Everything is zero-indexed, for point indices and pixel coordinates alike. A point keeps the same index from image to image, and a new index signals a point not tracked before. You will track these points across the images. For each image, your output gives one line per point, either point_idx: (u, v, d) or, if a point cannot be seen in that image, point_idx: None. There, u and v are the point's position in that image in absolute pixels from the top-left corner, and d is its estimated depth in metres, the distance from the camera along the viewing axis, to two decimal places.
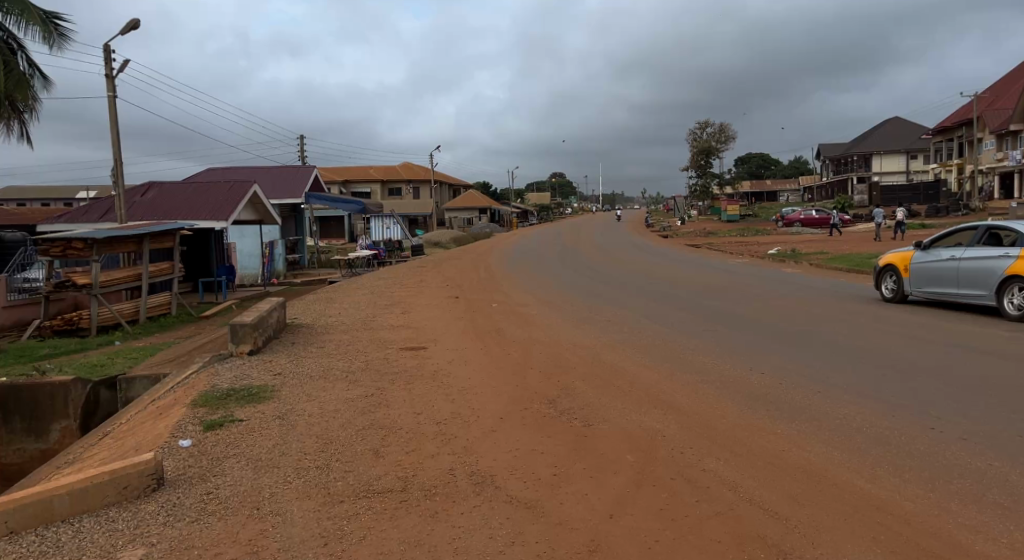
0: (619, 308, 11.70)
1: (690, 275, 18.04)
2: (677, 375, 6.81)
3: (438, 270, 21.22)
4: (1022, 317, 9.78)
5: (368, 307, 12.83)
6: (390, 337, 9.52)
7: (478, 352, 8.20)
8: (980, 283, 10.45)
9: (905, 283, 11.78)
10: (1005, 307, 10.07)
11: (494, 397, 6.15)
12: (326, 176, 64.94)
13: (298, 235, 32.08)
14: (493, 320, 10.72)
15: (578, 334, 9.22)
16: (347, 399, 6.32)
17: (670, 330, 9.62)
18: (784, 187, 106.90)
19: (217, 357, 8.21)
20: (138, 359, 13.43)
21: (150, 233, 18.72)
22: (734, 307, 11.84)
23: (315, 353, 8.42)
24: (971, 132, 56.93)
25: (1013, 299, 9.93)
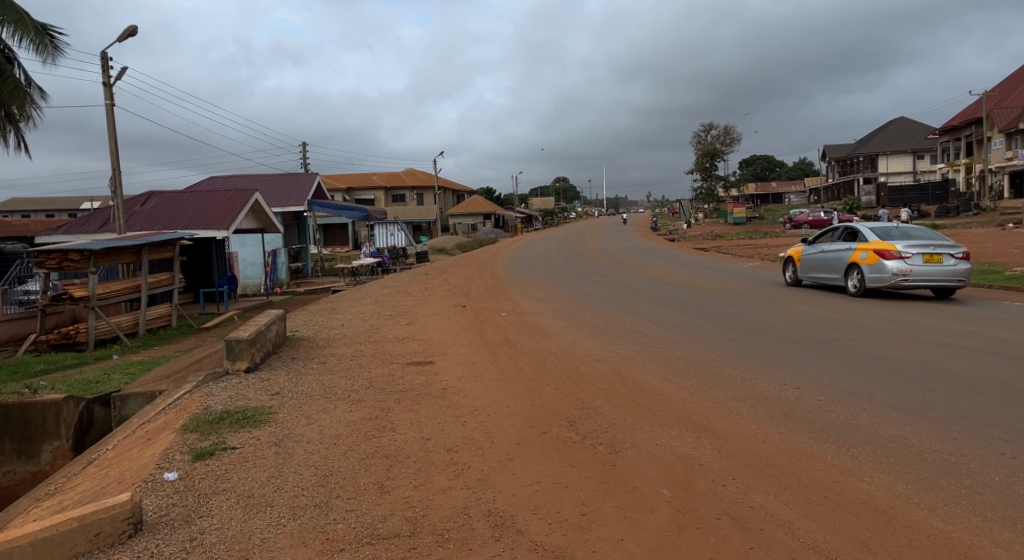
0: (633, 316, 11.20)
1: (703, 280, 17.53)
2: (705, 391, 6.31)
3: (443, 277, 20.73)
4: (858, 292, 13.43)
5: (372, 318, 12.37)
6: (395, 350, 9.05)
7: (488, 366, 7.71)
8: (836, 269, 14.15)
9: (797, 271, 15.49)
10: (851, 285, 13.69)
11: (508, 419, 5.65)
12: (330, 184, 64.76)
13: (302, 244, 31.66)
14: (502, 330, 10.25)
15: (593, 346, 8.72)
16: (349, 422, 5.82)
17: (689, 339, 9.12)
18: (790, 189, 106.32)
19: (213, 375, 7.73)
20: (135, 374, 12.99)
21: (149, 243, 18.32)
22: (753, 314, 11.32)
23: (316, 370, 7.95)
24: (979, 131, 56.30)
25: (854, 279, 13.55)
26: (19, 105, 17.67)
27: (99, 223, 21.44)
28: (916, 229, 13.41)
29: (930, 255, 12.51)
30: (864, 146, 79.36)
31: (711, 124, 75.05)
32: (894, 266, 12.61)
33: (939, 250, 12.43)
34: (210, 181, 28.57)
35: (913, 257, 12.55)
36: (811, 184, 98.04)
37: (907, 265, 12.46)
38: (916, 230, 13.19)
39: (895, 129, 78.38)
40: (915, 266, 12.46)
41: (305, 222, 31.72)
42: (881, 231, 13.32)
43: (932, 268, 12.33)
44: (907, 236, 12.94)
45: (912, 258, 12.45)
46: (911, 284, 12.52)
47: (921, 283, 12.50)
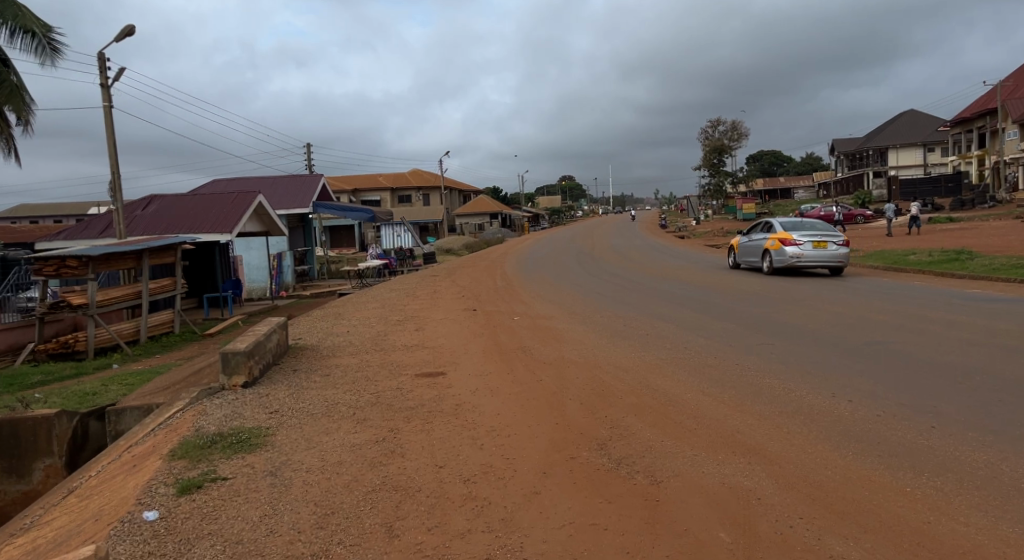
0: (654, 319, 10.62)
1: (721, 278, 16.90)
2: (746, 406, 5.70)
3: (452, 278, 20.14)
4: (770, 271, 17.64)
5: (379, 324, 11.80)
6: (404, 360, 8.47)
7: (505, 377, 7.15)
8: (757, 254, 18.40)
9: (734, 258, 19.84)
10: (767, 266, 17.90)
11: (530, 441, 5.06)
12: (336, 186, 64.30)
13: (307, 246, 31.14)
14: (516, 336, 9.68)
15: (615, 353, 8.12)
16: (353, 446, 5.23)
17: (716, 343, 8.54)
18: (799, 184, 105.27)
19: (207, 391, 7.16)
20: (133, 385, 12.46)
21: (149, 248, 17.82)
22: (781, 314, 10.70)
23: (318, 384, 7.37)
24: (992, 122, 55.23)
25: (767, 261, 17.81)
26: (16, 107, 17.20)
27: (100, 229, 20.97)
28: (813, 224, 17.72)
29: (818, 243, 16.83)
30: (873, 139, 78.41)
31: (719, 119, 74.24)
32: (792, 251, 16.87)
33: (826, 238, 16.71)
34: (213, 183, 28.07)
35: (806, 244, 16.85)
36: (820, 179, 97.02)
37: (801, 249, 16.72)
38: (812, 223, 17.48)
39: (905, 122, 77.31)
40: (808, 250, 16.70)
41: (310, 224, 31.20)
42: (790, 224, 17.55)
43: (820, 252, 16.55)
44: (802, 228, 17.27)
45: (805, 245, 16.74)
46: (805, 263, 16.77)
47: (812, 262, 16.72)
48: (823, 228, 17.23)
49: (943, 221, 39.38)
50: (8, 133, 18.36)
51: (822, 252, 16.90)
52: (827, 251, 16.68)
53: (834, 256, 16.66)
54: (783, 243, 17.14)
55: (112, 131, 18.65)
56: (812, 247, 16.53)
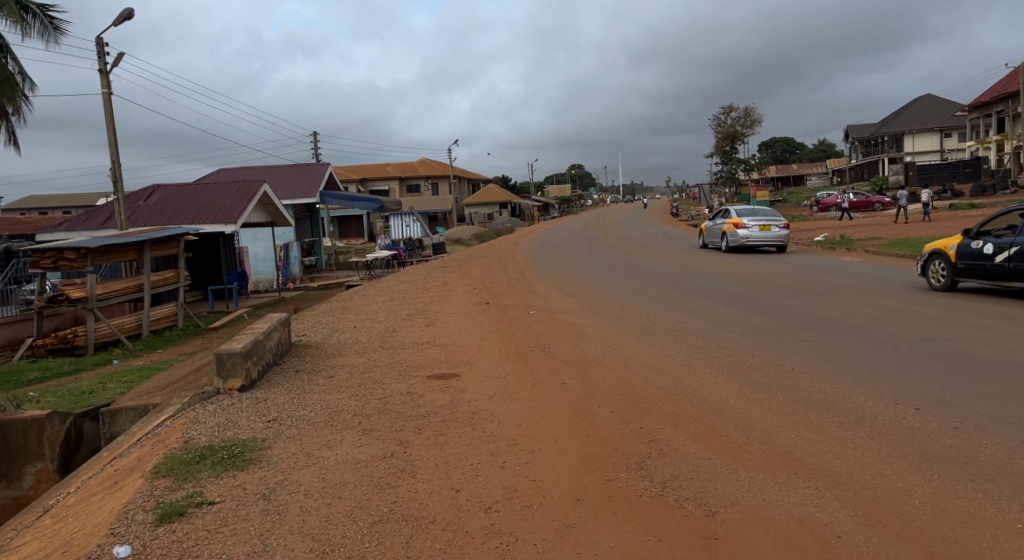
0: (681, 313, 9.99)
1: (743, 269, 16.22)
2: (799, 414, 5.06)
3: (463, 269, 19.55)
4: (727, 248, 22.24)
5: (388, 318, 11.25)
6: (417, 359, 7.88)
7: (525, 379, 6.56)
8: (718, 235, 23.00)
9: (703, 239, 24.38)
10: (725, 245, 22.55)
11: (560, 458, 4.46)
12: (345, 175, 63.74)
13: (315, 237, 30.64)
14: (534, 332, 9.10)
15: (644, 352, 7.49)
16: (357, 464, 4.63)
17: (749, 340, 7.92)
18: (811, 171, 103.85)
19: (200, 395, 6.58)
20: (133, 383, 11.98)
21: (151, 239, 17.33)
22: (815, 307, 10.05)
23: (322, 387, 6.80)
24: (1011, 107, 53.91)
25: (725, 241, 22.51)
26: (10, 96, 16.77)
27: (102, 220, 20.49)
28: (762, 212, 22.31)
29: (764, 226, 21.43)
30: (888, 125, 77.13)
31: (731, 106, 73.23)
32: (743, 233, 21.55)
33: (770, 223, 21.41)
34: (219, 173, 27.55)
35: (754, 227, 21.49)
36: (833, 166, 95.73)
37: (749, 232, 21.43)
38: (762, 210, 22.06)
39: (921, 107, 75.87)
40: (754, 232, 21.36)
41: (318, 214, 30.67)
42: (743, 212, 22.22)
43: (764, 233, 21.15)
44: (752, 215, 21.92)
45: (752, 228, 21.43)
46: (752, 243, 21.50)
47: (759, 242, 21.32)
48: (769, 215, 21.82)
49: (964, 208, 38.35)
50: (5, 122, 18.01)
51: (767, 234, 21.50)
52: (771, 233, 21.33)
53: (776, 237, 21.36)
54: (736, 227, 21.88)
55: (112, 118, 18.14)
56: (758, 230, 21.05)
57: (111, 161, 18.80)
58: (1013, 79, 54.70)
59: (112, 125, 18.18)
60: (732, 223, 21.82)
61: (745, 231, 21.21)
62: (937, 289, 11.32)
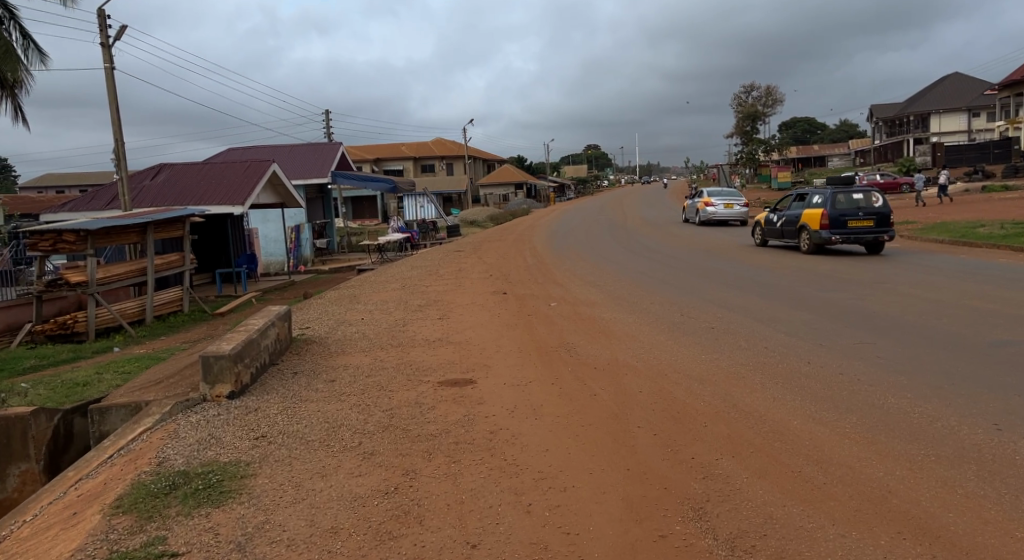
0: (716, 307, 9.12)
1: (774, 256, 15.26)
2: (884, 445, 4.19)
3: (478, 254, 18.77)
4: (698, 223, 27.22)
5: (398, 309, 10.52)
6: (428, 360, 7.13)
7: (549, 389, 5.75)
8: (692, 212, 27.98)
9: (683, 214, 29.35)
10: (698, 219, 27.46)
11: (598, 503, 3.65)
12: (359, 155, 62.85)
13: (327, 219, 29.94)
14: (556, 328, 8.30)
15: (682, 355, 6.64)
16: (353, 502, 3.86)
17: (799, 341, 7.06)
18: (833, 151, 101.44)
19: (185, 403, 5.86)
20: (130, 375, 11.33)
21: (154, 221, 16.68)
22: (863, 301, 9.15)
23: (321, 394, 6.05)
24: None
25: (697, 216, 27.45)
26: (12, 68, 16.24)
27: (107, 200, 19.88)
28: (729, 194, 27.12)
29: (727, 204, 26.33)
30: (914, 104, 74.87)
31: (753, 84, 71.24)
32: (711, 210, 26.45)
33: (732, 202, 26.25)
34: (229, 152, 26.82)
35: (719, 206, 26.42)
36: (856, 147, 93.27)
37: (715, 210, 26.31)
38: (728, 191, 26.91)
39: (949, 86, 73.50)
40: (720, 210, 26.25)
41: (330, 195, 29.94)
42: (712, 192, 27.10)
43: (727, 211, 26.01)
44: (718, 194, 26.74)
45: (717, 206, 26.37)
46: (718, 218, 26.43)
47: (723, 217, 26.25)
48: (732, 194, 26.69)
49: (997, 190, 36.74)
50: (9, 94, 17.67)
51: (731, 212, 26.40)
52: (732, 211, 26.19)
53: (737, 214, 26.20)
54: (705, 205, 26.80)
55: (115, 94, 17.43)
56: (721, 208, 26.00)
57: (114, 139, 18.14)
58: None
59: (115, 101, 17.50)
60: (703, 202, 26.75)
61: (712, 209, 26.30)
62: (761, 243, 18.29)
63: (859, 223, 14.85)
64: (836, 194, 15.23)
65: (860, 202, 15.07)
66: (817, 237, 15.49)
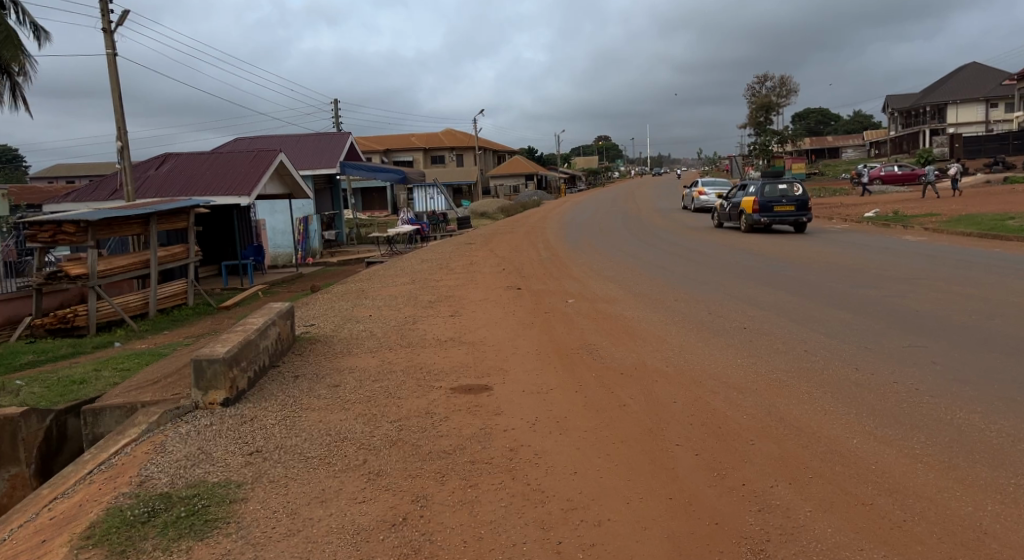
0: (745, 305, 8.55)
1: (798, 249, 14.63)
2: (965, 470, 3.62)
3: (489, 247, 18.30)
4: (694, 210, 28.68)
5: (406, 306, 10.06)
6: (440, 363, 6.62)
7: (573, 399, 5.22)
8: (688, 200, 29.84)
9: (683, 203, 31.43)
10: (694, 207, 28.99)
11: (639, 543, 3.12)
12: (369, 146, 62.44)
13: (336, 210, 29.52)
14: (575, 327, 7.77)
15: (716, 360, 6.08)
16: (355, 537, 3.34)
17: (840, 342, 6.49)
18: (848, 142, 99.94)
19: (175, 411, 5.39)
20: (129, 372, 10.94)
21: (157, 212, 16.27)
22: (903, 298, 8.54)
23: (323, 402, 5.56)
24: None
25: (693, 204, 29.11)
26: (13, 55, 15.80)
27: (111, 191, 19.47)
28: (720, 184, 28.91)
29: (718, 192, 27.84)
30: (931, 94, 73.52)
31: (767, 75, 70.00)
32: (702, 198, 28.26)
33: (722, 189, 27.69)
34: (236, 142, 26.35)
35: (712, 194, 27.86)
36: (871, 138, 91.78)
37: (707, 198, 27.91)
38: (722, 180, 28.31)
39: (966, 75, 72.03)
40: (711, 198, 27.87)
41: (338, 186, 29.46)
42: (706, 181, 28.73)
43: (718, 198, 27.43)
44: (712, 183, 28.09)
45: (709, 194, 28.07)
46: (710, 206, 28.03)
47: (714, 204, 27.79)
48: (723, 183, 28.15)
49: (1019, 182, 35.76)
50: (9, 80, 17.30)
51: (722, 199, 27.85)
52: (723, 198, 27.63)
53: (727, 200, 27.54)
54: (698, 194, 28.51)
55: (118, 81, 16.98)
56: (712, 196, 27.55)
57: (117, 128, 17.70)
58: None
59: (118, 89, 17.04)
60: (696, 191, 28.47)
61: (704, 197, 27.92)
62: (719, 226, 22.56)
63: (782, 207, 19.13)
64: (766, 184, 19.46)
65: (784, 191, 19.33)
66: (751, 219, 19.80)
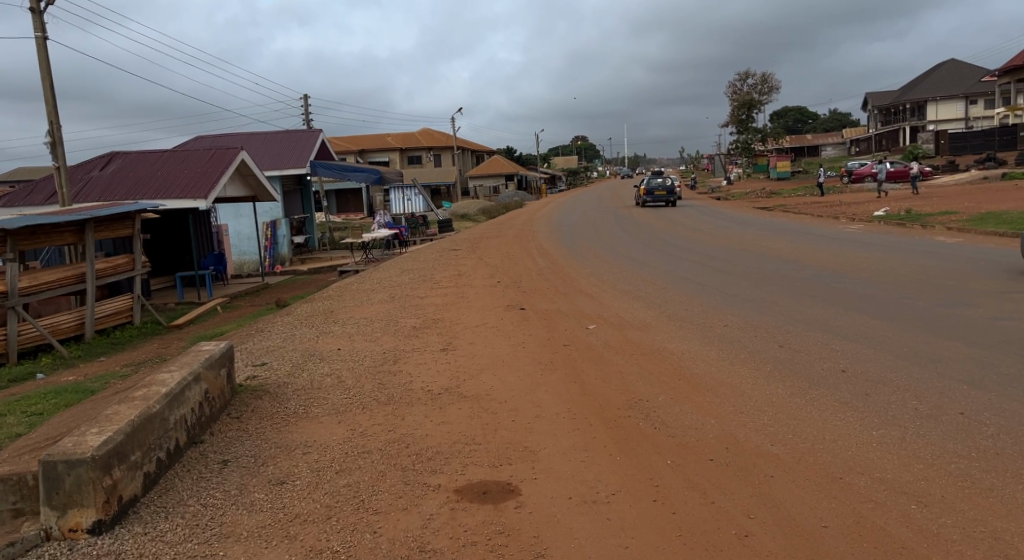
0: (818, 331, 6.70)
1: (831, 253, 12.90)
2: None
3: (477, 254, 16.46)
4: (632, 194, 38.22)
5: (384, 334, 8.13)
6: (435, 435, 4.64)
7: (658, 518, 3.26)
8: None
9: None
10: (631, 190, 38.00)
11: None
12: (344, 146, 60.04)
13: (307, 213, 27.32)
14: (611, 370, 5.86)
15: (841, 430, 4.13)
16: None
17: (989, 390, 4.66)
18: (828, 140, 98.97)
19: (9, 550, 3.33)
20: (35, 421, 8.71)
21: (93, 217, 14.04)
22: (1017, 319, 6.71)
23: (254, 522, 3.54)
24: None
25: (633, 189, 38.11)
26: None
27: (46, 194, 17.16)
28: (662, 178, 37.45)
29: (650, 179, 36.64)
30: (910, 91, 72.72)
31: (746, 72, 68.60)
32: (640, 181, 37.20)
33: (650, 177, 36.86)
34: (196, 140, 24.03)
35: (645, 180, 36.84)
36: (852, 136, 91.12)
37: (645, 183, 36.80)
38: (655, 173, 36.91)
39: (944, 72, 71.28)
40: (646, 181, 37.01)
41: (309, 187, 27.28)
42: None
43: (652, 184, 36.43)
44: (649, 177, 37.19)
45: None
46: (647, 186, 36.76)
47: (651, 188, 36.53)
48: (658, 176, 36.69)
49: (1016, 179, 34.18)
50: None
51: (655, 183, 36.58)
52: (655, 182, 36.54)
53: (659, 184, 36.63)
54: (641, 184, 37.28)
55: (48, 68, 14.67)
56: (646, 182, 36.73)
57: (49, 123, 15.38)
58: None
59: (48, 77, 14.76)
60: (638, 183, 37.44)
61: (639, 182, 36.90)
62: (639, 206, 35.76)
63: (659, 192, 33.24)
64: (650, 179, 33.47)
65: (660, 183, 33.36)
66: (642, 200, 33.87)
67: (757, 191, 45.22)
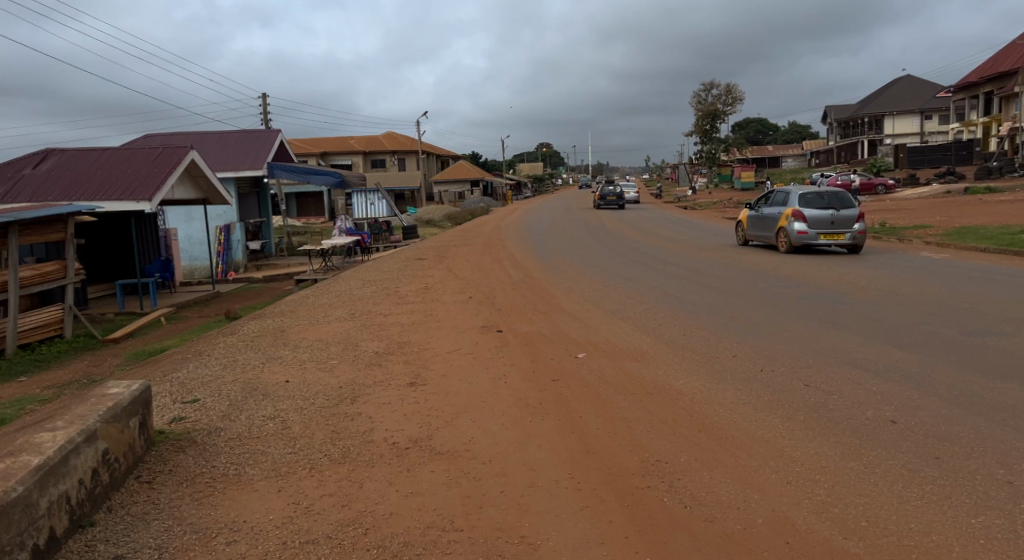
0: (843, 365, 5.86)
1: (820, 270, 12.21)
2: None
3: (444, 264, 15.41)
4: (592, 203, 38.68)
5: (342, 361, 7.03)
6: (402, 515, 3.58)
7: None
8: None
9: None
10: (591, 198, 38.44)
11: None
12: (305, 149, 58.25)
13: (263, 217, 25.84)
14: (612, 416, 4.88)
15: (929, 517, 3.20)
16: None
17: None
18: (789, 152, 100.47)
19: None
20: None
21: (18, 220, 12.57)
22: None
23: None
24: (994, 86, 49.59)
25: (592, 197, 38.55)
26: None
27: None
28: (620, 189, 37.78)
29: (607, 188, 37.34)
30: (868, 105, 74.10)
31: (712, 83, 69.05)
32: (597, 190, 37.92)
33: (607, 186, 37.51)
34: (143, 139, 22.41)
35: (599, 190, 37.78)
36: (812, 148, 92.64)
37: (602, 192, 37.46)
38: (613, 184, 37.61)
39: (901, 87, 72.87)
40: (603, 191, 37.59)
41: (266, 191, 25.83)
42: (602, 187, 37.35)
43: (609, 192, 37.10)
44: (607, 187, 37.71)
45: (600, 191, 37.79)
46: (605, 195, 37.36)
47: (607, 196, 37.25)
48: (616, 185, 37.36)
49: (979, 194, 34.37)
50: None
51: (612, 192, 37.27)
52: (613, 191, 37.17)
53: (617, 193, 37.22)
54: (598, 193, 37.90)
55: None
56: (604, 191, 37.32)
57: None
58: (1004, 56, 49.65)
59: None
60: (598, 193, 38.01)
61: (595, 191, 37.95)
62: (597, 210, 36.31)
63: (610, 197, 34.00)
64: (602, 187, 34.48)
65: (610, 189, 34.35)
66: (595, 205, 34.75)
67: (723, 201, 44.92)
